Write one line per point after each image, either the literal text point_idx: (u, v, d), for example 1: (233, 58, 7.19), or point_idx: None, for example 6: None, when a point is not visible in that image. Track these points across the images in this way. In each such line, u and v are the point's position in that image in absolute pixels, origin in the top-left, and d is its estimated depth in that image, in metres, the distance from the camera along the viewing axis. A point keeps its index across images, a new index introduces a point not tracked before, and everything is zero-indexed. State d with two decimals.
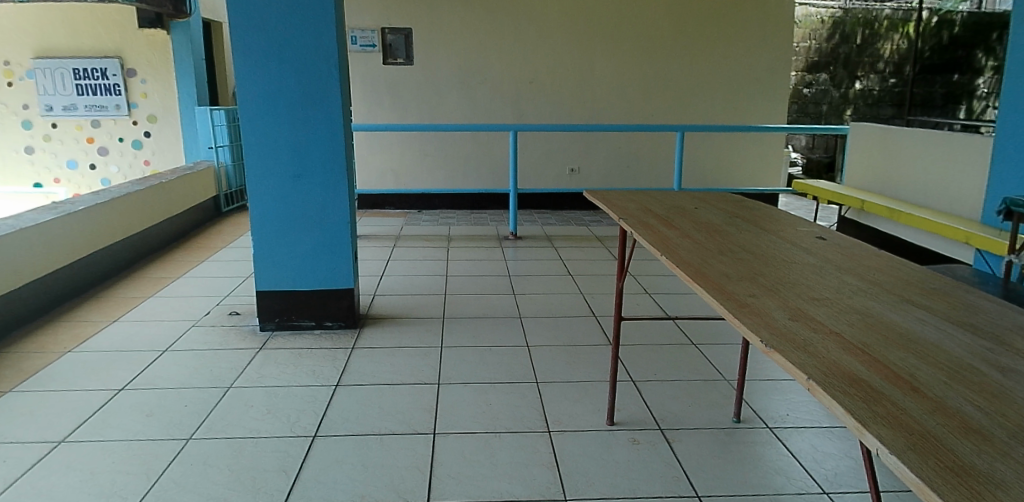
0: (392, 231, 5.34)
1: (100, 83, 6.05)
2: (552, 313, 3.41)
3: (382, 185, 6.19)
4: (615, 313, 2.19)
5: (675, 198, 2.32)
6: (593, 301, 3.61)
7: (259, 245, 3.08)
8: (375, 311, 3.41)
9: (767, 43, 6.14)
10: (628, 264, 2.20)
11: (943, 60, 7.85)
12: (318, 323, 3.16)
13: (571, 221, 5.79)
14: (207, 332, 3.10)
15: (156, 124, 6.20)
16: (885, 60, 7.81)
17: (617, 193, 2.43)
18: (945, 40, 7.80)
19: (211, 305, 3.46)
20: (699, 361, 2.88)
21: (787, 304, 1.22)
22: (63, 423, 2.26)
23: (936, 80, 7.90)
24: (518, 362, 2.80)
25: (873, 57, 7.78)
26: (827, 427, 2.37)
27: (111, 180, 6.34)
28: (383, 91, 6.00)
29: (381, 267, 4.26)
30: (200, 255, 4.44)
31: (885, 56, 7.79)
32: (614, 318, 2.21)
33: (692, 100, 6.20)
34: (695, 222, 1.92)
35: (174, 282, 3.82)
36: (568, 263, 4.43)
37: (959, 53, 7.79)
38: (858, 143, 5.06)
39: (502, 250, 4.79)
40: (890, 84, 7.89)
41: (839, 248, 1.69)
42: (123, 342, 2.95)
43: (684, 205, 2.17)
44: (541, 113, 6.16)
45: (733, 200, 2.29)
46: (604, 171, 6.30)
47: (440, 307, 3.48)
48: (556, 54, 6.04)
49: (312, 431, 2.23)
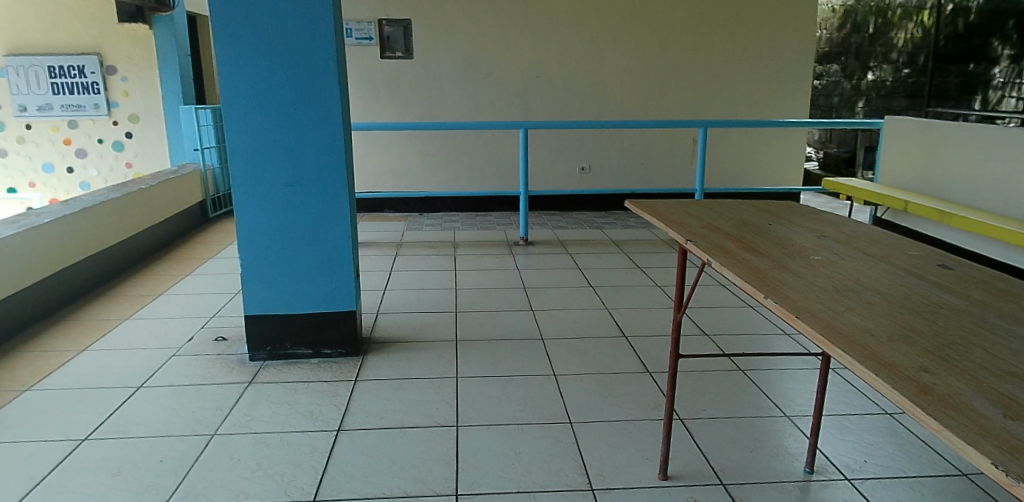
0: (393, 237, 4.97)
1: (77, 81, 5.68)
2: (577, 334, 3.05)
3: (380, 186, 5.81)
4: (673, 350, 1.85)
5: (737, 212, 1.98)
6: (621, 318, 3.24)
7: (247, 263, 2.70)
8: (379, 334, 3.05)
9: (784, 31, 5.77)
10: (686, 292, 1.86)
11: (959, 50, 7.44)
12: (315, 351, 2.79)
13: (583, 224, 5.44)
14: (190, 362, 2.73)
15: (138, 124, 5.84)
16: (899, 49, 7.45)
17: (666, 203, 2.11)
18: (960, 28, 7.37)
19: (195, 328, 3.09)
20: (751, 391, 2.53)
21: (982, 384, 0.89)
22: (10, 486, 1.90)
23: (951, 69, 7.49)
24: (546, 396, 2.45)
25: (886, 47, 7.42)
26: (915, 477, 2.01)
27: (91, 184, 5.98)
28: (381, 85, 5.62)
29: (383, 279, 3.90)
30: (184, 268, 4.07)
31: (899, 46, 7.43)
32: (670, 358, 1.88)
33: (709, 91, 5.84)
34: (783, 247, 1.58)
35: (153, 301, 3.45)
36: (587, 272, 4.06)
37: (974, 42, 7.39)
38: (895, 138, 4.71)
39: (513, 257, 4.42)
40: (903, 74, 7.55)
41: (974, 281, 1.35)
42: (90, 377, 2.59)
43: (754, 220, 1.85)
44: (550, 109, 5.79)
45: (809, 215, 1.97)
46: (617, 169, 5.94)
47: (451, 327, 3.12)
48: (565, 45, 5.66)
49: (310, 494, 1.87)
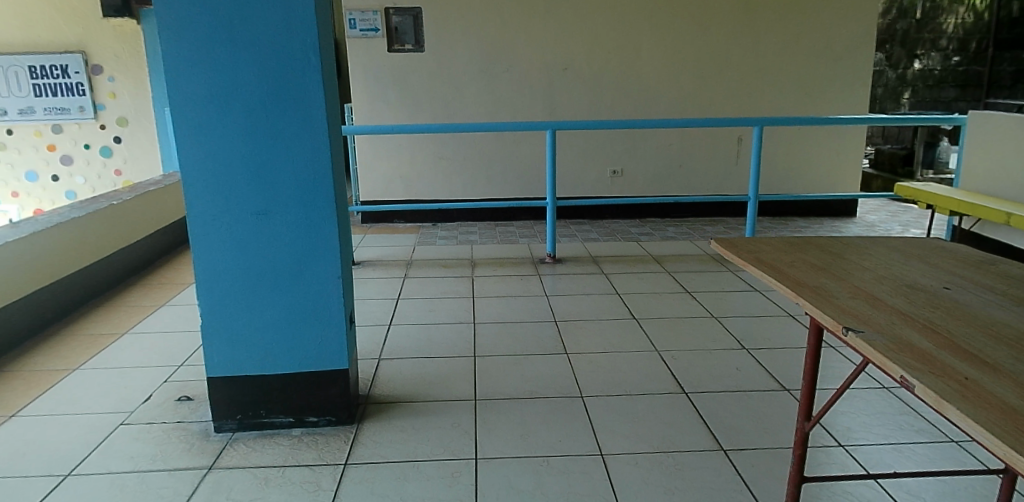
0: (400, 254, 4.39)
1: (61, 82, 5.19)
2: (624, 389, 2.45)
3: (389, 195, 5.25)
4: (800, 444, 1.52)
5: (884, 264, 1.35)
6: (677, 365, 2.64)
7: (209, 313, 2.12)
8: (379, 390, 2.47)
9: (844, 13, 5.09)
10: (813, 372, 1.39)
11: (1013, 35, 7.25)
12: (297, 419, 2.22)
13: (615, 235, 4.85)
14: (141, 435, 2.18)
15: (128, 128, 5.34)
16: (948, 36, 7.30)
17: (770, 246, 1.49)
18: (1015, 12, 7.18)
19: (157, 383, 2.54)
20: (862, 482, 1.91)
21: None
22: None
23: (1003, 57, 7.34)
24: (594, 490, 1.87)
25: (935, 33, 7.26)
26: None
27: (78, 193, 5.46)
28: (387, 81, 5.04)
29: (388, 310, 3.33)
30: (160, 297, 3.53)
31: (948, 32, 7.28)
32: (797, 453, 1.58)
33: (755, 83, 5.18)
34: (1008, 344, 0.97)
35: (115, 342, 2.92)
36: (628, 298, 3.46)
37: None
38: (983, 135, 4.04)
39: (540, 279, 3.83)
40: (952, 62, 7.40)
41: None
42: (11, 459, 2.04)
43: (916, 281, 1.23)
44: (577, 106, 5.18)
45: (987, 267, 1.34)
46: (652, 172, 5.31)
47: (468, 379, 2.54)
48: (594, 33, 5.04)
49: None
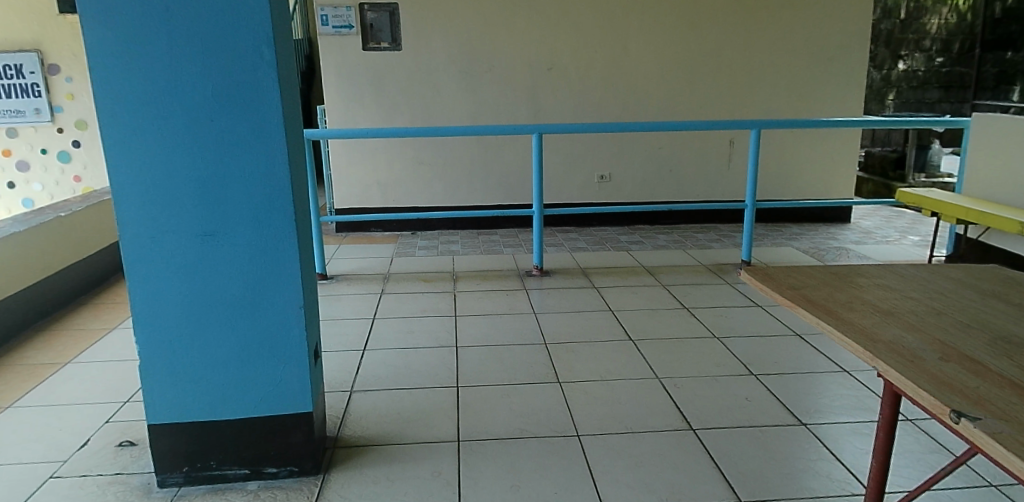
0: (378, 266, 4.11)
1: (15, 82, 4.83)
2: (624, 424, 2.20)
3: (366, 203, 4.96)
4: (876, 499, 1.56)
5: (958, 306, 1.15)
6: (681, 395, 2.40)
7: (149, 350, 1.83)
8: (352, 429, 2.20)
9: (837, 10, 4.89)
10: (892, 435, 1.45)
11: (994, 36, 7.11)
12: (254, 470, 1.94)
13: (604, 243, 4.63)
14: (73, 490, 1.89)
15: (88, 132, 4.99)
16: (932, 37, 7.15)
17: (815, 282, 1.29)
18: (998, 12, 7.01)
19: (100, 424, 2.24)
20: None
21: None
22: None
23: (986, 58, 7.23)
24: None
25: (919, 34, 7.13)
26: None
27: (35, 201, 5.11)
28: (363, 82, 4.75)
29: (365, 331, 3.06)
30: (111, 319, 3.21)
31: (931, 32, 7.13)
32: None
33: (748, 83, 4.97)
34: None
35: (56, 374, 2.61)
36: (622, 316, 3.22)
37: (1013, 28, 6.99)
38: (988, 138, 3.85)
39: (526, 294, 3.57)
40: (936, 63, 7.26)
41: None
42: None
43: (1008, 331, 1.05)
44: (564, 107, 4.93)
45: None
46: (642, 177, 5.08)
47: (450, 414, 2.28)
48: (580, 31, 4.79)
49: None
